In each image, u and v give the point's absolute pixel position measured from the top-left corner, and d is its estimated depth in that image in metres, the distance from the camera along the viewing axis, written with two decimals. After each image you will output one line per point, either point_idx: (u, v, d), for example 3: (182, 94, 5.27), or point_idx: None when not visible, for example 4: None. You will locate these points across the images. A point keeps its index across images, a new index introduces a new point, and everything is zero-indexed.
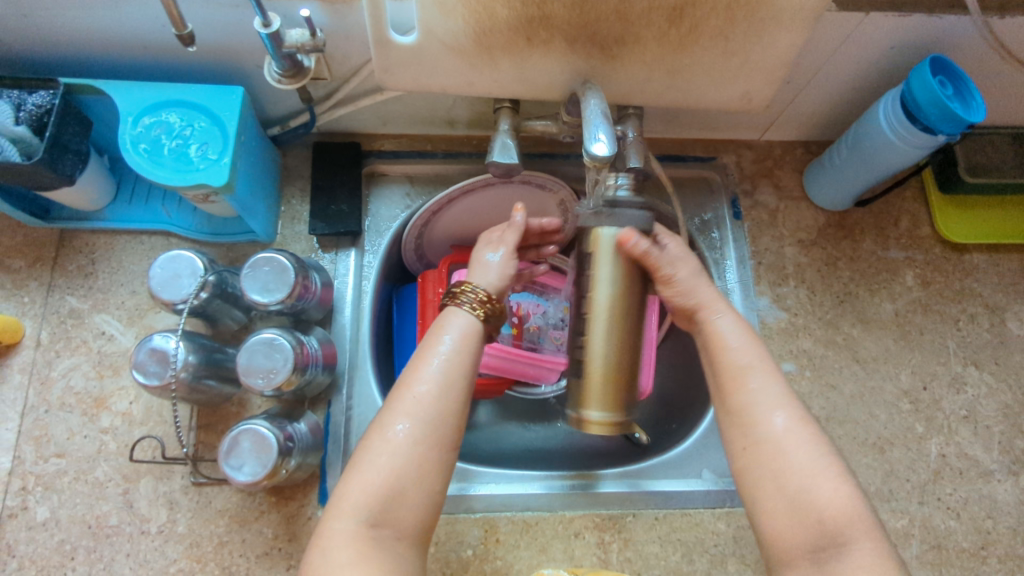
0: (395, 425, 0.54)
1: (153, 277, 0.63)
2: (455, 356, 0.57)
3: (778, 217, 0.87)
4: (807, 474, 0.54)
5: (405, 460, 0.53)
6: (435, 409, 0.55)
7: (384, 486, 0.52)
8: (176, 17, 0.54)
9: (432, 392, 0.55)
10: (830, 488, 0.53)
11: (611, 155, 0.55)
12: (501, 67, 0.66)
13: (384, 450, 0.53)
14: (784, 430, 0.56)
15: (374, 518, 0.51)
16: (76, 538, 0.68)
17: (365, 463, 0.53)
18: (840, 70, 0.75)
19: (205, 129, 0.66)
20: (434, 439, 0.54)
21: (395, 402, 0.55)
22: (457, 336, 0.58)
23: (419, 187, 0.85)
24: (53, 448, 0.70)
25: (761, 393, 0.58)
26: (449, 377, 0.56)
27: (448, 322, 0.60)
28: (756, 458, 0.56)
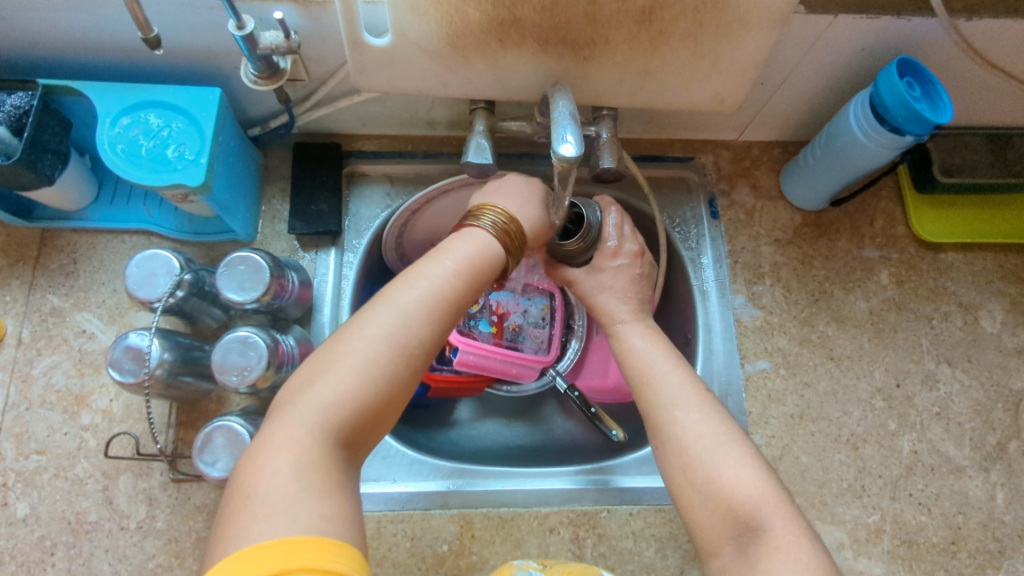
0: (381, 331, 0.51)
1: (130, 276, 0.63)
2: (451, 273, 0.56)
3: (755, 217, 0.88)
4: (711, 464, 0.55)
5: (379, 372, 0.50)
6: (420, 324, 0.53)
7: (353, 398, 0.49)
8: (140, 21, 0.55)
9: (419, 302, 0.54)
10: (733, 476, 0.54)
11: (579, 155, 0.56)
12: (475, 68, 0.66)
13: (360, 353, 0.50)
14: (689, 423, 0.58)
15: (339, 427, 0.49)
16: (55, 534, 0.69)
17: (339, 366, 0.50)
18: (812, 71, 0.76)
19: (183, 130, 0.67)
20: (409, 356, 0.52)
21: (382, 306, 0.53)
22: (461, 259, 0.57)
23: (399, 187, 0.86)
24: (33, 445, 0.71)
25: (669, 392, 0.60)
26: (440, 295, 0.55)
27: (455, 240, 0.59)
28: (667, 456, 0.58)
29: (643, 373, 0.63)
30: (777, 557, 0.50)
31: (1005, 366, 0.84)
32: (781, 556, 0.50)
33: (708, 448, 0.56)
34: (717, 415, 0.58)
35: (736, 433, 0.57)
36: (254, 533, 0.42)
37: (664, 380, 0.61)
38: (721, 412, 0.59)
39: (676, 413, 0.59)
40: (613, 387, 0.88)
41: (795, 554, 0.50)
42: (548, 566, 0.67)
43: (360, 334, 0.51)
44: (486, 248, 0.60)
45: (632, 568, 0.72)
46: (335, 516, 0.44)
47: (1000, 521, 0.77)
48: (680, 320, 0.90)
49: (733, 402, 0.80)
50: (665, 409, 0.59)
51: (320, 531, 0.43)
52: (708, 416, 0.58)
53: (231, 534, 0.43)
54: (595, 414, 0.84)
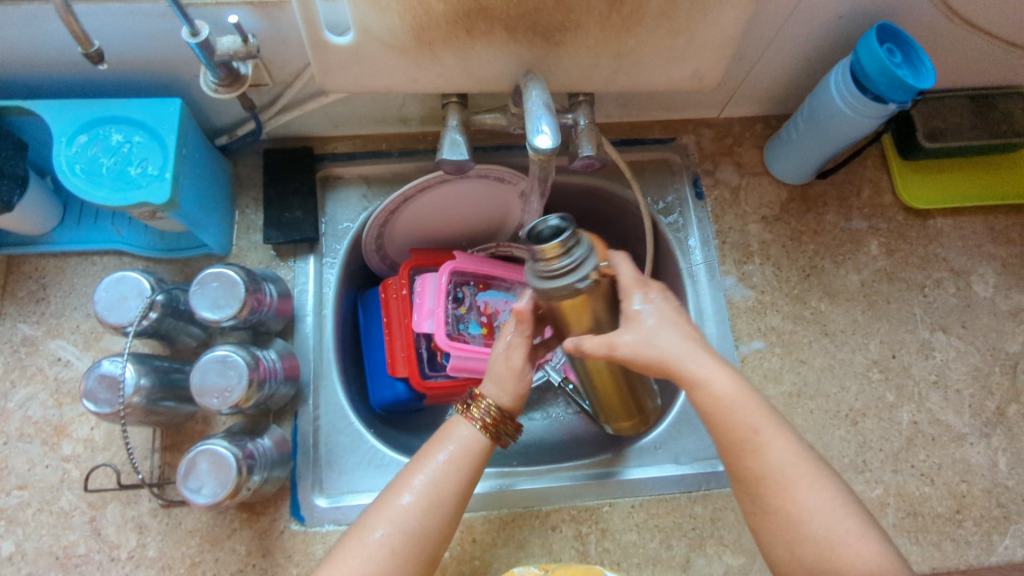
0: (371, 531, 0.55)
1: (98, 301, 0.60)
2: (444, 465, 0.59)
3: (740, 194, 0.86)
4: (827, 542, 0.50)
5: (377, 565, 0.53)
6: (412, 517, 0.56)
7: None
8: (79, 35, 0.52)
9: (417, 505, 0.57)
10: (854, 552, 0.50)
11: (555, 147, 0.54)
12: (444, 62, 0.64)
13: (358, 549, 0.54)
14: (809, 502, 0.51)
15: None
16: (44, 570, 0.67)
17: (337, 560, 0.54)
18: (790, 42, 0.74)
19: (144, 145, 0.64)
20: (410, 552, 0.55)
21: (383, 505, 0.57)
22: (454, 450, 0.60)
23: (376, 188, 0.84)
24: (14, 480, 0.69)
25: (779, 455, 0.53)
26: (433, 485, 0.58)
27: (450, 434, 0.61)
28: (775, 529, 0.52)
29: (747, 429, 0.54)
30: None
31: (999, 330, 0.83)
32: None
33: (828, 523, 0.51)
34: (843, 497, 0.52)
35: (852, 501, 0.52)
36: None
37: (772, 444, 0.53)
38: (836, 492, 0.52)
39: (792, 484, 0.52)
40: None
41: None
42: (549, 571, 0.65)
43: (366, 532, 0.55)
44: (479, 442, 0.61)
45: (637, 561, 0.71)
46: None
47: (1003, 486, 0.77)
48: None
49: None
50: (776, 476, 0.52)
51: None
52: (822, 483, 0.52)
53: None
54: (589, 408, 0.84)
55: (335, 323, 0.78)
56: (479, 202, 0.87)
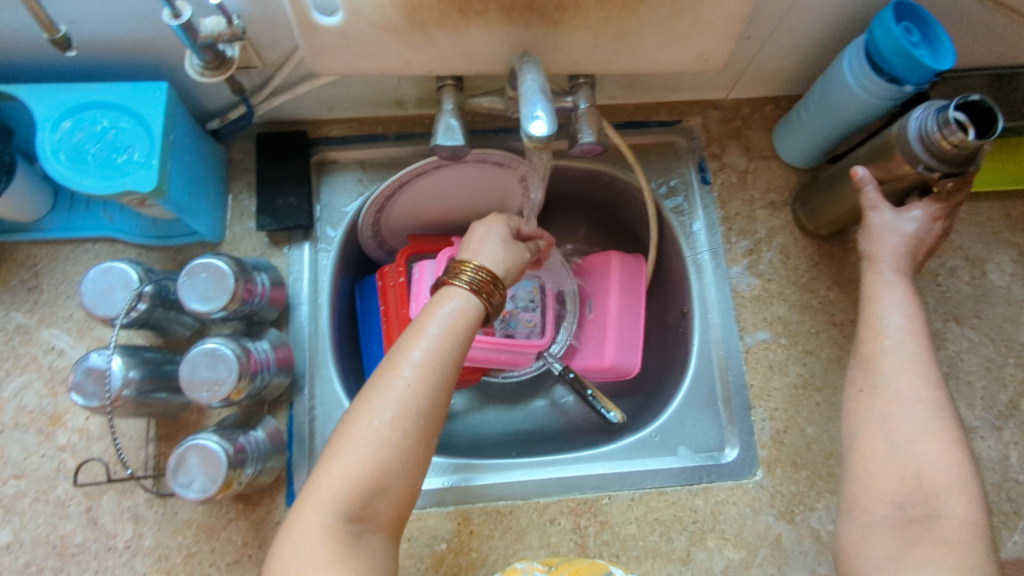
0: (380, 414, 0.52)
1: (85, 292, 0.59)
2: (444, 337, 0.56)
3: (748, 179, 0.84)
4: (912, 448, 0.55)
5: (388, 452, 0.52)
6: (422, 393, 0.54)
7: (362, 481, 0.51)
8: (44, 21, 0.52)
9: (417, 378, 0.54)
10: (940, 451, 0.54)
11: (550, 134, 0.52)
12: (438, 43, 0.62)
13: (366, 440, 0.51)
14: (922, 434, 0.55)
15: (349, 506, 0.50)
16: (42, 559, 0.67)
17: (346, 453, 0.51)
18: (802, 19, 0.71)
19: (130, 131, 0.62)
20: (419, 429, 0.53)
21: (383, 387, 0.54)
22: (450, 317, 0.58)
23: (372, 172, 0.82)
24: (11, 469, 0.69)
25: (900, 354, 0.58)
26: (436, 359, 0.55)
27: (442, 305, 0.58)
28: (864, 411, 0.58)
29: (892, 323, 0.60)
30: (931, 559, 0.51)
31: (1015, 320, 0.80)
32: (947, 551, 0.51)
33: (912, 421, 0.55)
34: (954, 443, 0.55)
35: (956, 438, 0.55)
36: None
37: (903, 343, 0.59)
38: (955, 437, 0.55)
39: (908, 371, 0.57)
40: (611, 367, 0.83)
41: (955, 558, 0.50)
42: (552, 566, 0.64)
43: (376, 416, 0.52)
44: (475, 309, 0.59)
45: (637, 554, 0.70)
46: None
47: (1014, 481, 0.75)
48: (674, 293, 0.86)
49: (732, 375, 0.77)
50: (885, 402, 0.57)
51: None
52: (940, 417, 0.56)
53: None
54: (591, 396, 0.81)
55: (330, 311, 0.77)
56: (478, 187, 0.84)
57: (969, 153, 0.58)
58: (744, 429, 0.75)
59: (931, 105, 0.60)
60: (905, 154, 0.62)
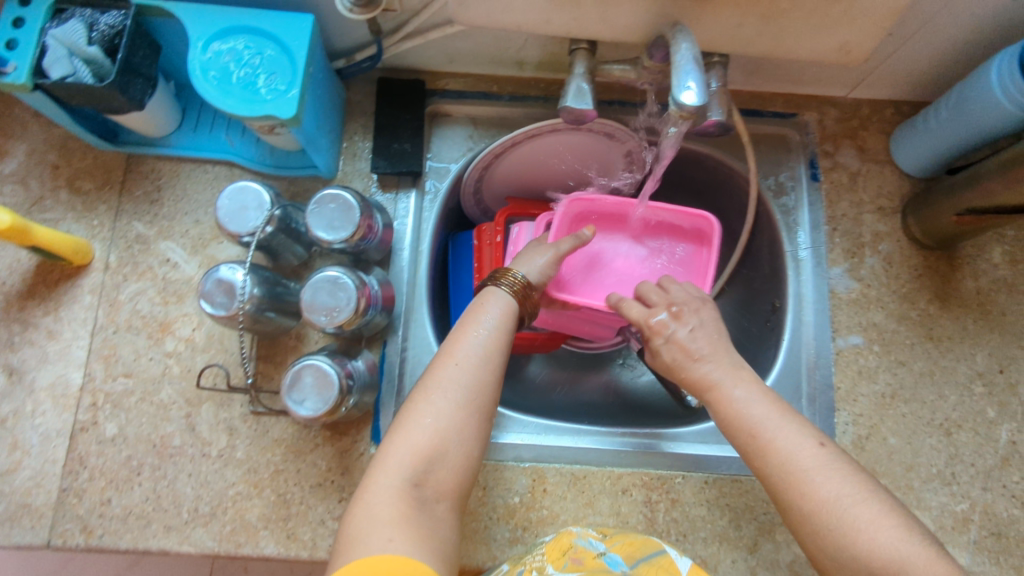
0: (437, 392, 0.56)
1: (220, 208, 0.62)
2: (490, 333, 0.60)
3: (859, 181, 0.82)
4: (847, 530, 0.48)
5: (448, 422, 0.54)
6: (474, 373, 0.57)
7: (427, 447, 0.53)
8: None
9: (474, 361, 0.58)
10: (869, 533, 0.48)
11: (700, 105, 0.52)
12: (582, 4, 0.62)
13: (427, 411, 0.54)
14: (848, 500, 0.49)
15: (414, 472, 0.52)
16: (142, 455, 0.71)
17: (411, 426, 0.54)
18: (951, 21, 0.68)
19: (274, 59, 0.64)
20: (477, 405, 0.56)
21: (438, 372, 0.57)
22: (494, 317, 0.61)
23: (483, 130, 0.83)
24: (121, 368, 0.73)
25: (787, 442, 0.53)
26: (484, 351, 0.59)
27: (483, 302, 0.63)
28: (794, 511, 0.51)
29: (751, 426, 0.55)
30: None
31: None
32: None
33: (839, 507, 0.49)
34: (884, 507, 0.49)
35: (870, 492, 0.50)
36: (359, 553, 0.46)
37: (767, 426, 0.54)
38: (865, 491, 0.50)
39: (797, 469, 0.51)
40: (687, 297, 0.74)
41: None
42: (606, 535, 0.64)
43: (436, 391, 0.56)
44: (513, 311, 0.63)
45: (704, 536, 0.71)
46: (407, 537, 0.48)
47: None
48: (766, 287, 0.85)
49: (820, 375, 0.77)
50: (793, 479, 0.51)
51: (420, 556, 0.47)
52: (832, 468, 0.51)
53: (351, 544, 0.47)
54: None
55: (428, 260, 0.79)
56: (584, 156, 0.84)
57: None
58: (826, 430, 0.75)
59: None
60: None
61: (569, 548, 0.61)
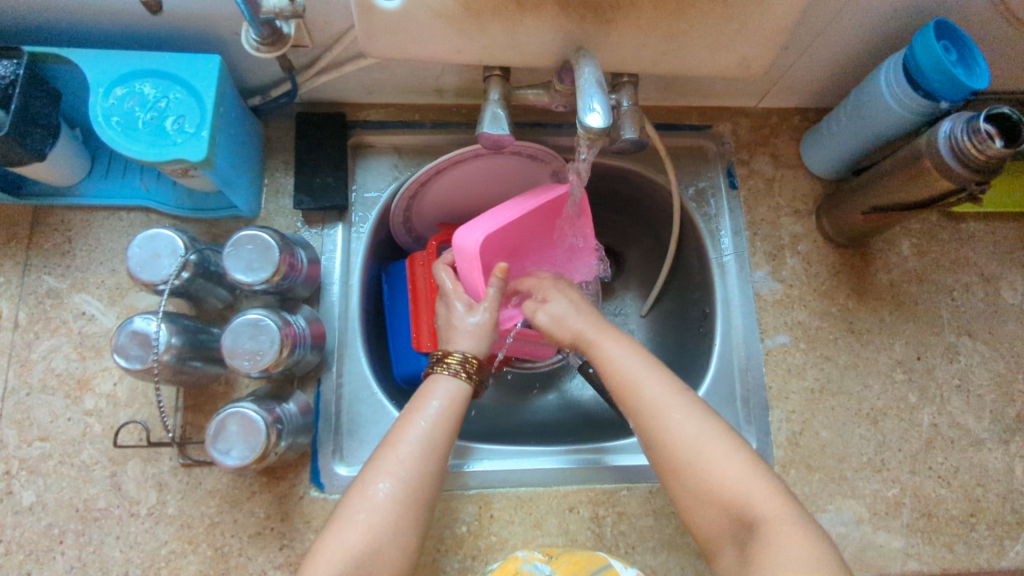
0: (374, 484, 0.56)
1: (132, 257, 0.60)
2: (435, 422, 0.61)
3: (774, 186, 0.85)
4: (699, 466, 0.56)
5: (382, 517, 0.55)
6: (413, 465, 0.58)
7: (359, 545, 0.54)
8: None
9: (414, 453, 0.58)
10: (721, 470, 0.56)
11: (605, 126, 0.53)
12: (490, 33, 0.63)
13: (362, 505, 0.55)
14: (710, 458, 0.57)
15: (344, 568, 0.53)
16: (64, 521, 0.67)
17: (345, 521, 0.55)
18: (841, 33, 0.73)
19: (181, 101, 0.63)
20: (415, 495, 0.57)
21: (377, 463, 0.58)
22: (441, 401, 0.62)
23: (407, 159, 0.83)
24: (36, 431, 0.69)
25: (652, 393, 0.61)
26: (426, 442, 0.59)
27: (430, 388, 0.63)
28: (660, 455, 0.59)
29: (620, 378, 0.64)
30: (776, 558, 0.50)
31: None
32: (781, 546, 0.51)
33: (694, 449, 0.57)
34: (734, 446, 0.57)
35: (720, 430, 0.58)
36: None
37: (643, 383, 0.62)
38: (716, 426, 0.58)
39: (666, 414, 0.59)
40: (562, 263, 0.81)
41: (797, 545, 0.51)
42: (552, 556, 0.64)
43: (372, 483, 0.56)
44: (461, 395, 0.64)
45: (652, 546, 0.71)
46: None
47: (1017, 492, 0.77)
48: (696, 293, 0.88)
49: (752, 377, 0.79)
50: (660, 425, 0.59)
51: None
52: (690, 414, 0.59)
53: None
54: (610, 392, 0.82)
55: (360, 293, 0.78)
56: (510, 179, 0.85)
57: (997, 161, 0.61)
58: (762, 428, 0.77)
59: (959, 117, 0.63)
60: (937, 165, 0.64)
61: (514, 573, 0.60)
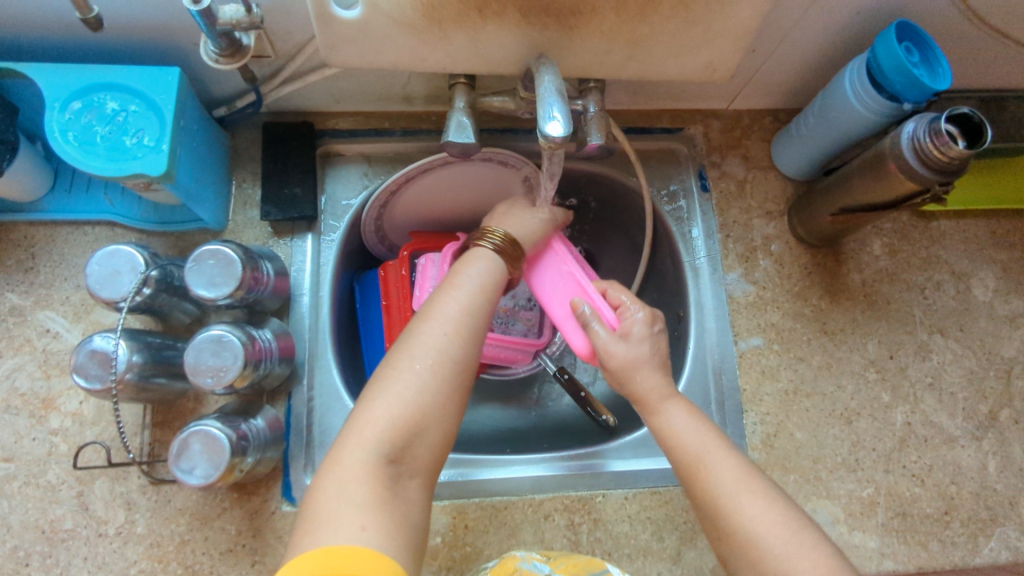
0: (419, 359, 0.54)
1: (90, 274, 0.59)
2: (477, 290, 0.61)
3: (746, 188, 0.85)
4: (778, 555, 0.51)
5: (427, 394, 0.53)
6: (457, 340, 0.56)
7: (405, 419, 0.51)
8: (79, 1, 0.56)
9: (455, 318, 0.58)
10: (803, 562, 0.51)
11: (566, 134, 0.53)
12: (452, 41, 0.62)
13: (406, 378, 0.53)
14: (795, 558, 0.51)
15: (381, 445, 0.50)
16: (30, 543, 0.66)
17: (388, 391, 0.52)
18: (806, 35, 0.73)
19: (140, 114, 0.62)
20: (456, 376, 0.55)
21: (417, 336, 0.56)
22: (481, 274, 0.63)
23: (377, 167, 0.82)
24: (0, 452, 0.68)
25: (727, 475, 0.56)
26: (467, 314, 0.59)
27: (472, 261, 0.64)
28: (731, 542, 0.54)
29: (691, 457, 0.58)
30: None
31: (996, 334, 0.83)
32: None
33: (771, 536, 0.52)
34: (819, 537, 0.52)
35: (797, 518, 0.54)
36: (327, 540, 0.45)
37: (716, 463, 0.57)
38: (798, 516, 0.54)
39: (740, 499, 0.54)
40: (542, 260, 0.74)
41: None
42: (551, 556, 0.64)
43: (412, 351, 0.55)
44: (497, 266, 0.65)
45: (628, 552, 0.71)
46: (377, 526, 0.46)
47: (991, 489, 0.78)
48: (671, 296, 0.88)
49: (726, 379, 0.79)
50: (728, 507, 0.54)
51: (364, 544, 0.45)
52: (769, 501, 0.54)
53: (301, 546, 0.45)
54: (585, 398, 0.82)
55: (331, 304, 0.77)
56: (482, 185, 0.85)
57: (959, 163, 0.61)
58: (737, 431, 0.77)
59: (922, 117, 0.63)
60: (900, 167, 0.64)
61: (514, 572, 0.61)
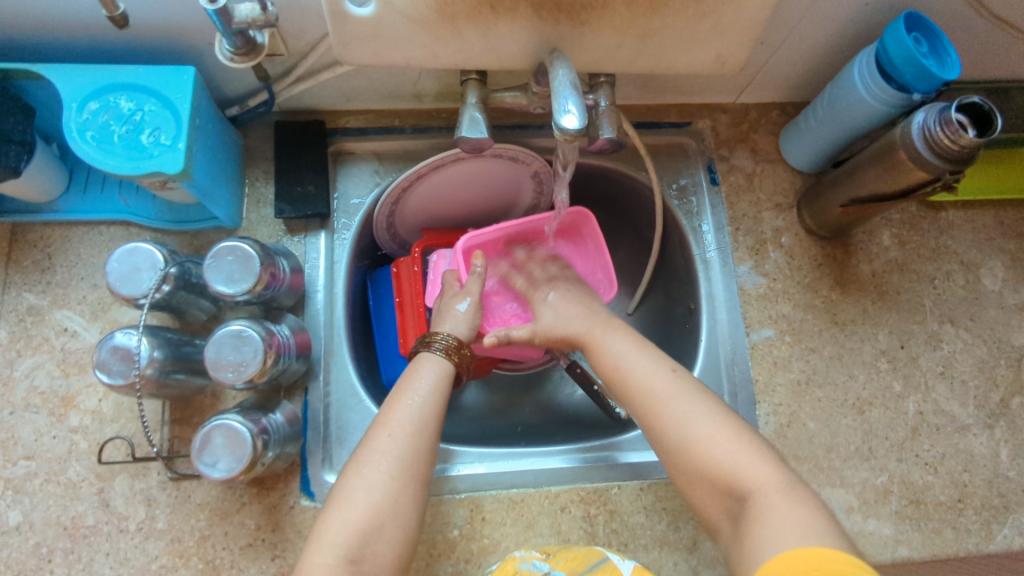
0: (369, 466, 0.56)
1: (111, 272, 0.60)
2: (428, 396, 0.62)
3: (755, 181, 0.86)
4: (697, 446, 0.56)
5: (384, 494, 0.55)
6: (408, 444, 0.58)
7: (362, 522, 0.53)
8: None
9: (407, 427, 0.59)
10: (718, 448, 0.55)
11: (581, 127, 0.53)
12: (464, 37, 0.63)
13: (363, 486, 0.55)
14: (723, 453, 0.55)
15: (345, 548, 0.52)
16: (52, 540, 0.66)
17: (345, 501, 0.54)
18: (814, 28, 0.73)
19: (156, 113, 0.63)
20: (412, 479, 0.57)
21: (369, 443, 0.58)
22: (427, 382, 0.63)
23: (389, 165, 0.83)
24: (21, 450, 0.68)
25: (676, 404, 0.59)
26: (417, 418, 0.60)
27: (418, 368, 0.65)
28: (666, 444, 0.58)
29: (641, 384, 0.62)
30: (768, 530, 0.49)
31: (1006, 323, 0.84)
32: (773, 519, 0.50)
33: (692, 436, 0.56)
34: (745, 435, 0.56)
35: (732, 425, 0.57)
36: None
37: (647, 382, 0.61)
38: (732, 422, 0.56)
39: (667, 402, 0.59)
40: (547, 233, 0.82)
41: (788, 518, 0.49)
42: (550, 554, 0.65)
43: (370, 459, 0.57)
44: (444, 375, 0.65)
45: (644, 542, 0.71)
46: None
47: (1004, 476, 0.78)
48: (681, 289, 0.88)
49: (739, 371, 0.79)
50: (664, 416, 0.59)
51: None
52: (700, 406, 0.58)
53: None
54: (598, 390, 0.82)
55: (345, 301, 0.78)
56: (492, 181, 0.85)
57: (968, 151, 0.62)
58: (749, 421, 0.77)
59: (932, 107, 0.63)
60: (911, 156, 0.65)
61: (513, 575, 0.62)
